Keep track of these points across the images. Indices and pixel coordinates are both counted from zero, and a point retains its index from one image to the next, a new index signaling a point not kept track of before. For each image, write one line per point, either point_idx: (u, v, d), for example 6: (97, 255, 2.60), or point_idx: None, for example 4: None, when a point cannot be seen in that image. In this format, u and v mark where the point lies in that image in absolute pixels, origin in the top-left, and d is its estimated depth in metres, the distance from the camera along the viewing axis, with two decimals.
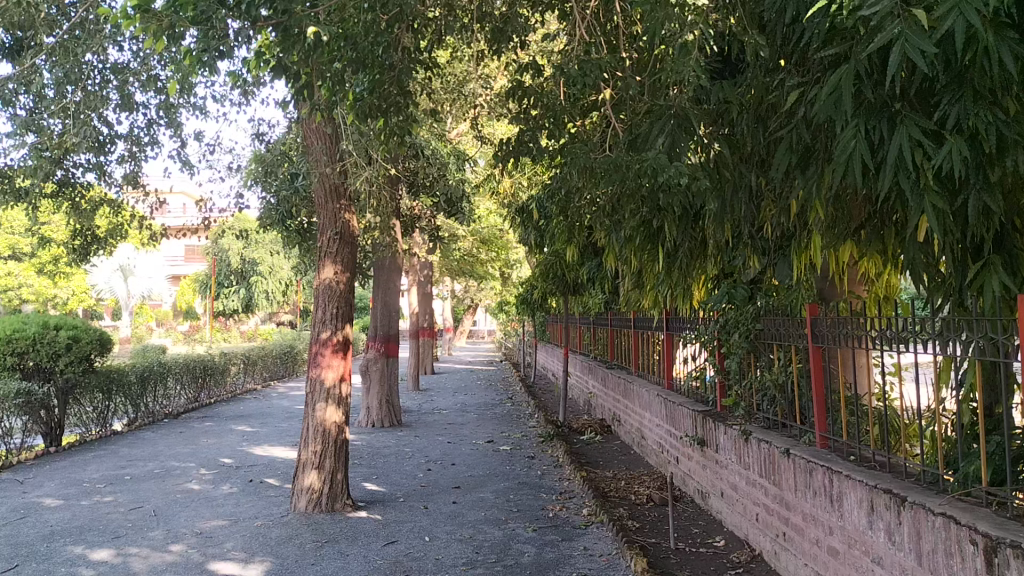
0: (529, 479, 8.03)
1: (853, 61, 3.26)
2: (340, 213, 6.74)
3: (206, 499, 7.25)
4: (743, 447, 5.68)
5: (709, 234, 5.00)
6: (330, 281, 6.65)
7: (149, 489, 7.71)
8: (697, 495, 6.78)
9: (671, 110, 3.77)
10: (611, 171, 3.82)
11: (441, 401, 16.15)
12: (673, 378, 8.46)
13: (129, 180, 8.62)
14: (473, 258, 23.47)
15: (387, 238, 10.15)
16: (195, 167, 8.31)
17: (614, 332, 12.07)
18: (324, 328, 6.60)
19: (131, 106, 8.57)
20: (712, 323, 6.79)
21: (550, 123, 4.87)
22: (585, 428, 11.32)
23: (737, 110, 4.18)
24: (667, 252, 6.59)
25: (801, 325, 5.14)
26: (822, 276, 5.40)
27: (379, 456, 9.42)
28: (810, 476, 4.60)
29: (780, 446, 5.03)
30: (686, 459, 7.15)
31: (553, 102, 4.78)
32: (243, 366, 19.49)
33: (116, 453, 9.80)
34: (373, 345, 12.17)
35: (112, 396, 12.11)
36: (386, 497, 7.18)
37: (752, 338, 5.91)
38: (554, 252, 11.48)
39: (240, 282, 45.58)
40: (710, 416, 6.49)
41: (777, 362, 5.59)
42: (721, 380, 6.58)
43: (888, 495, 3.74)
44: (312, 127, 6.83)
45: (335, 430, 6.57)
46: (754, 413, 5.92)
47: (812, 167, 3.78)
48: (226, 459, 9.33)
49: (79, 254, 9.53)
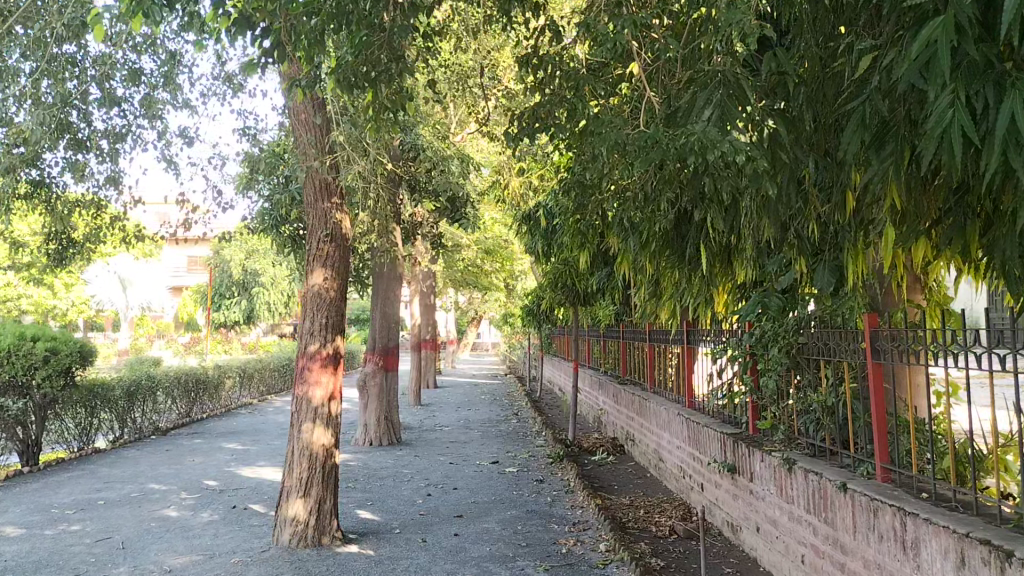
0: (538, 507, 7.33)
1: (952, 10, 2.62)
2: (330, 212, 6.09)
3: (183, 529, 6.56)
4: (784, 478, 4.99)
5: (753, 231, 4.36)
6: (320, 288, 5.99)
7: (122, 516, 7.02)
8: (727, 527, 6.08)
9: (719, 76, 3.13)
10: (647, 148, 3.17)
11: (443, 417, 15.43)
12: (693, 396, 7.80)
13: (110, 181, 7.97)
14: (476, 268, 22.85)
15: (386, 243, 9.54)
16: (178, 166, 7.66)
17: (625, 345, 11.43)
18: (312, 340, 5.93)
19: (112, 102, 8.01)
20: (743, 336, 6.11)
21: (572, 98, 4.28)
22: (596, 447, 10.66)
23: (792, 84, 3.56)
24: (692, 252, 5.99)
25: (855, 338, 4.46)
26: (875, 284, 4.75)
27: (376, 478, 8.72)
28: (874, 517, 3.89)
29: (835, 479, 4.32)
30: (713, 487, 6.45)
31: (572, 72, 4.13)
32: (239, 379, 18.85)
33: (94, 474, 9.13)
34: (371, 358, 11.55)
35: (96, 412, 11.48)
36: (380, 528, 6.49)
37: (792, 353, 5.23)
38: (564, 260, 10.88)
39: (242, 293, 45.11)
40: (743, 441, 5.80)
41: (824, 381, 4.89)
42: (755, 399, 5.89)
43: (989, 549, 3.04)
44: (299, 117, 6.21)
45: (323, 454, 5.89)
46: (795, 438, 5.24)
47: (890, 147, 3.12)
48: (210, 481, 8.65)
49: (55, 260, 8.79)
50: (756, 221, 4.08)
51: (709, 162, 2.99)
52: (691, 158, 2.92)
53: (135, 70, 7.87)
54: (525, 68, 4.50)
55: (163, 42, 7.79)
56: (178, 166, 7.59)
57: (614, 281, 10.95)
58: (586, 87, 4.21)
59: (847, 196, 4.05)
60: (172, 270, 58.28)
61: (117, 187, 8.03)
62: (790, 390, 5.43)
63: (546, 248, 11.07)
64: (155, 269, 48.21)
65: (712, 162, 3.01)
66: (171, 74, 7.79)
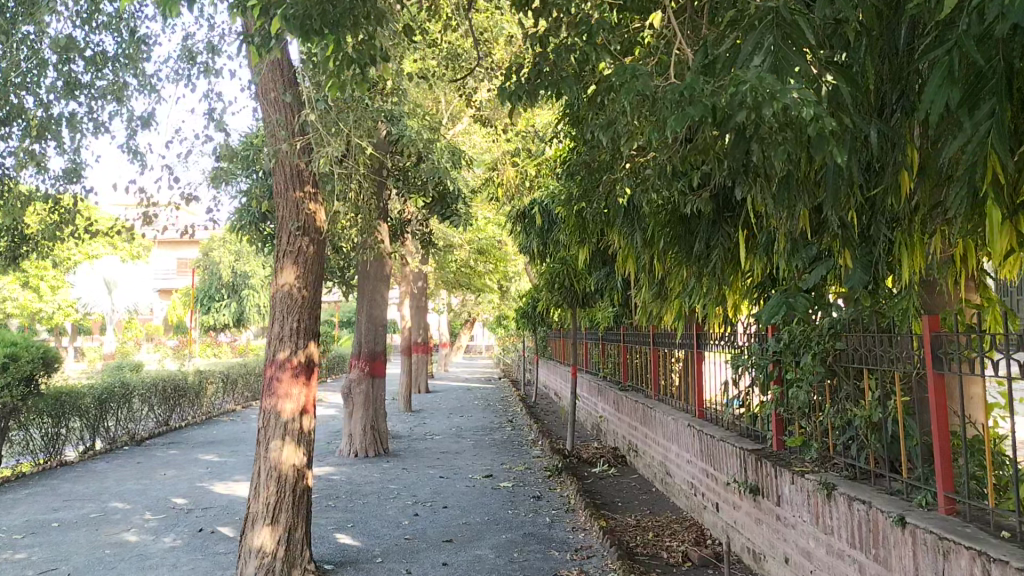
0: (537, 529, 6.66)
1: None
2: (302, 203, 5.41)
3: (140, 557, 5.85)
4: (821, 505, 4.34)
5: (786, 219, 3.69)
6: (290, 288, 5.31)
7: (74, 542, 6.30)
8: (748, 555, 5.43)
9: (770, 14, 2.47)
10: (682, 102, 2.48)
11: (434, 425, 14.71)
12: (704, 404, 7.16)
13: (68, 173, 7.28)
14: (470, 269, 22.18)
15: (370, 240, 8.85)
16: (140, 154, 6.93)
17: (627, 350, 10.78)
18: (282, 346, 5.25)
19: (73, 86, 7.35)
20: (766, 341, 5.48)
21: (586, 43, 3.81)
22: (596, 458, 10.02)
23: (849, 34, 2.94)
24: (699, 251, 5.41)
25: (911, 341, 3.80)
26: (926, 280, 4.13)
27: (359, 495, 8.04)
28: (945, 561, 3.23)
29: (889, 512, 3.66)
30: (731, 509, 5.79)
31: (587, 15, 3.76)
32: (222, 384, 18.04)
33: (53, 490, 8.38)
34: (356, 363, 10.85)
35: (64, 421, 10.72)
36: (360, 556, 5.80)
37: (828, 361, 4.58)
38: (561, 258, 10.23)
39: (231, 295, 44.16)
40: (768, 459, 5.15)
41: (867, 394, 4.26)
42: (781, 412, 5.27)
43: None
44: (267, 93, 5.53)
45: (294, 475, 5.20)
46: (832, 458, 4.61)
47: (984, 110, 2.47)
48: (179, 499, 7.93)
49: (8, 258, 8.04)
50: (796, 205, 3.41)
51: (766, 121, 2.32)
52: (743, 115, 2.26)
53: (99, 53, 7.22)
54: (529, 17, 4.11)
55: (129, 21, 7.13)
56: (138, 154, 6.87)
57: (614, 282, 10.28)
58: (599, 35, 3.82)
59: (902, 175, 3.44)
60: (162, 273, 57.35)
61: (76, 180, 7.34)
62: (822, 403, 4.82)
63: (541, 248, 10.44)
64: (143, 271, 47.12)
65: (769, 122, 2.33)
66: (137, 56, 7.11)
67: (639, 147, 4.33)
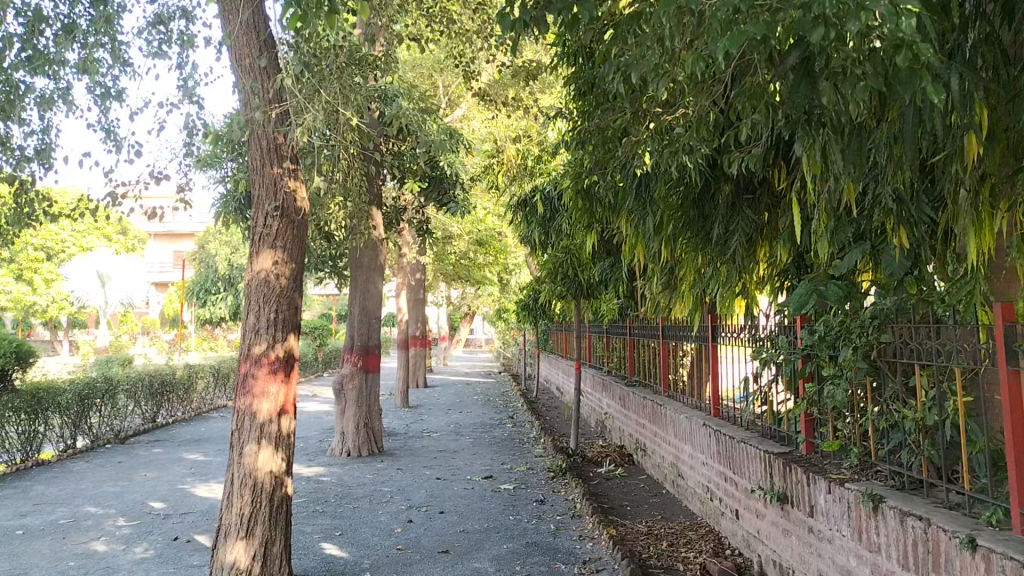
0: (541, 538, 6.15)
1: None
2: (281, 181, 4.87)
3: (106, 569, 5.34)
4: (865, 520, 3.81)
5: (832, 189, 3.16)
6: (266, 275, 4.78)
7: (37, 553, 5.78)
8: (774, 568, 4.92)
9: None
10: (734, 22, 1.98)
11: (432, 421, 14.19)
12: (719, 402, 6.64)
13: (38, 153, 6.75)
14: (469, 262, 21.54)
15: (361, 227, 8.31)
16: (112, 133, 6.38)
17: (633, 343, 10.25)
18: (257, 340, 4.70)
19: (41, 59, 6.79)
20: (794, 334, 4.98)
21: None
22: (601, 457, 9.51)
23: None
24: (719, 235, 4.91)
25: (978, 332, 3.24)
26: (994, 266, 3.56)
27: (349, 499, 7.52)
28: None
29: (954, 532, 3.13)
30: (753, 517, 5.29)
31: None
32: (213, 379, 17.49)
33: (25, 493, 7.88)
34: (349, 357, 10.33)
35: (41, 419, 10.17)
36: (348, 569, 5.30)
37: (871, 357, 4.03)
38: (564, 247, 9.67)
39: (227, 289, 43.40)
40: (798, 464, 4.64)
41: (920, 394, 3.71)
42: (811, 412, 4.74)
43: None
44: (240, 56, 4.98)
45: (270, 482, 4.68)
46: (875, 464, 4.07)
47: None
48: (157, 503, 7.41)
49: None
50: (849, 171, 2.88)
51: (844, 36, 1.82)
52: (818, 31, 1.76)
53: (70, 23, 6.67)
54: None
55: None
56: (108, 132, 6.32)
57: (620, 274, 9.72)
58: None
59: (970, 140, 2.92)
60: (157, 266, 56.80)
61: (46, 162, 6.83)
62: (862, 403, 4.29)
63: (544, 237, 9.89)
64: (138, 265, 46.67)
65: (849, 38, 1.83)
66: (110, 26, 6.56)
67: (659, 108, 3.81)
